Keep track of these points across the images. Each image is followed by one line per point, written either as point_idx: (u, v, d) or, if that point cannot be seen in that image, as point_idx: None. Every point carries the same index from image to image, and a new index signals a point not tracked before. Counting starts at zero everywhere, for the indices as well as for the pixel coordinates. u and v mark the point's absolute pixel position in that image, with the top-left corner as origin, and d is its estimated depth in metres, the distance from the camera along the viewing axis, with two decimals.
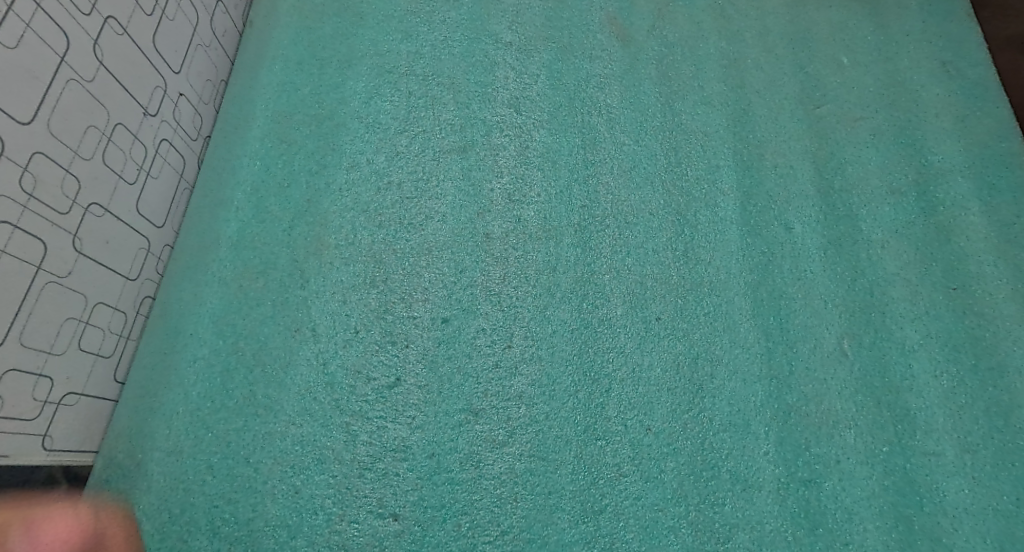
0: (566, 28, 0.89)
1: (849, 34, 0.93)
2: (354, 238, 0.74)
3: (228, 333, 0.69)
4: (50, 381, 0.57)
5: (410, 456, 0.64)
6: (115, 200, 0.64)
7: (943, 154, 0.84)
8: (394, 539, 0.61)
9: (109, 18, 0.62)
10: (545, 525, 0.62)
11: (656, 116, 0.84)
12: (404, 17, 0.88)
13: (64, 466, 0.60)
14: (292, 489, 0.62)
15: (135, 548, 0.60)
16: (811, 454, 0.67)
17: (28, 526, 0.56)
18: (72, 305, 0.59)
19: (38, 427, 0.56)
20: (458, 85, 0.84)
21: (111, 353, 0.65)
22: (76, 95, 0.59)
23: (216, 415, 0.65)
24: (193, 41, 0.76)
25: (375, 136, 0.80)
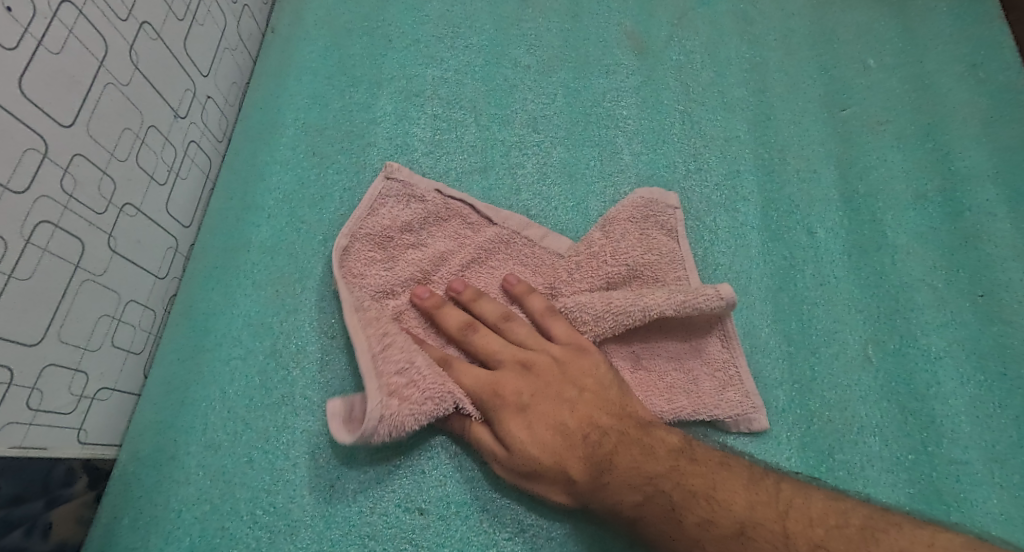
0: (583, 45, 0.89)
1: (872, 38, 0.92)
2: None
3: (267, 335, 0.70)
4: (85, 376, 0.59)
5: (435, 454, 0.65)
6: (147, 200, 0.66)
7: (968, 159, 0.83)
8: (421, 532, 0.62)
9: (144, 24, 0.64)
10: (564, 523, 0.63)
11: (675, 124, 0.84)
12: (427, 40, 0.87)
13: (85, 460, 0.61)
14: (327, 484, 0.63)
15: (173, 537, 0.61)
16: (835, 460, 0.67)
17: (50, 518, 0.58)
18: (106, 302, 0.61)
19: (73, 420, 0.59)
20: (479, 107, 0.83)
21: (142, 350, 0.67)
22: (113, 98, 0.61)
23: (254, 413, 0.66)
24: (221, 45, 0.79)
25: (403, 158, 0.80)
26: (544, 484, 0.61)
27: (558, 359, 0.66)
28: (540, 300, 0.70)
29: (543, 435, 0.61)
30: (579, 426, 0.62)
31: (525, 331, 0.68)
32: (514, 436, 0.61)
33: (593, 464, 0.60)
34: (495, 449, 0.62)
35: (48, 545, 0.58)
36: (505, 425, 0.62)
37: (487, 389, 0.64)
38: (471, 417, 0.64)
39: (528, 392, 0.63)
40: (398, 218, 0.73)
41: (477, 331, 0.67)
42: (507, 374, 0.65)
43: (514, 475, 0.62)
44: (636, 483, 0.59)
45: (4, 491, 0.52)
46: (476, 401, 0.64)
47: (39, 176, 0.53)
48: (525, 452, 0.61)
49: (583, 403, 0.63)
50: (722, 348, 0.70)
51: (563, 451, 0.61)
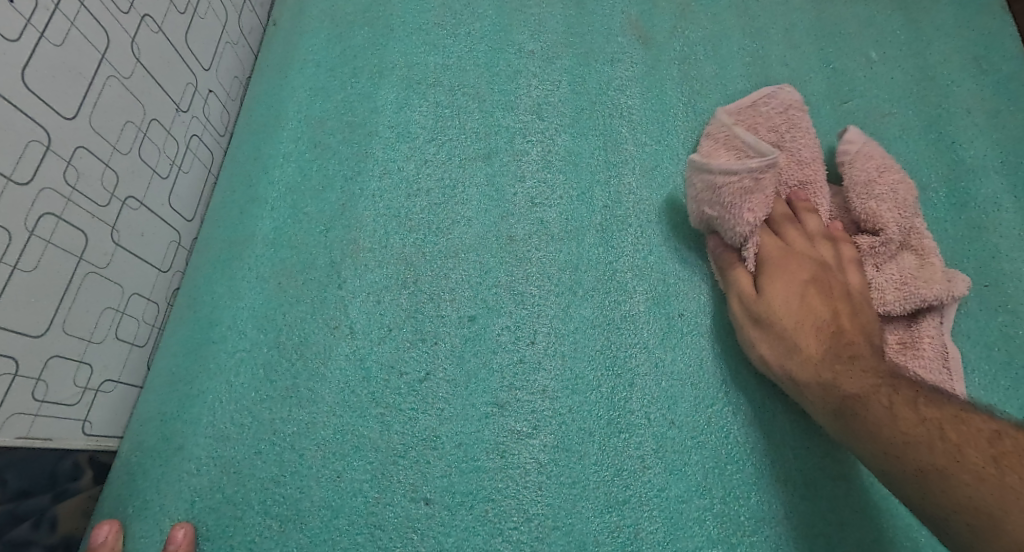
0: (587, 34, 0.88)
1: (877, 29, 0.92)
2: (387, 242, 0.74)
3: (269, 327, 0.70)
4: (89, 368, 0.60)
5: (439, 445, 0.65)
6: (149, 193, 0.66)
7: (974, 150, 0.83)
8: (426, 522, 0.62)
9: (146, 16, 0.65)
10: (569, 513, 0.63)
11: (678, 115, 0.84)
12: (430, 28, 0.87)
13: (91, 454, 0.62)
14: (333, 474, 0.64)
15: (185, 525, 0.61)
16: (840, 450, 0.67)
17: (57, 512, 0.59)
18: (110, 295, 0.62)
19: (78, 413, 0.60)
20: (482, 94, 0.83)
21: (145, 343, 0.68)
22: (116, 91, 0.61)
23: (260, 405, 0.66)
24: (223, 39, 0.79)
25: (405, 145, 0.80)
26: (770, 336, 0.65)
27: (857, 282, 0.68)
28: (851, 248, 0.71)
29: (798, 303, 0.64)
30: (846, 325, 0.63)
31: (832, 252, 0.69)
32: (775, 287, 0.66)
33: (832, 348, 0.61)
34: (749, 288, 0.68)
35: (54, 540, 0.59)
36: (771, 282, 0.67)
37: (775, 256, 0.68)
38: (744, 264, 0.70)
39: (807, 274, 0.66)
40: (771, 135, 0.76)
41: (792, 225, 0.71)
42: (796, 255, 0.68)
43: (748, 312, 0.67)
44: (869, 376, 0.59)
45: (12, 481, 0.54)
46: (760, 259, 0.69)
47: (43, 168, 0.53)
48: (773, 305, 0.65)
49: (854, 317, 0.63)
50: (942, 369, 0.66)
51: (810, 323, 0.63)
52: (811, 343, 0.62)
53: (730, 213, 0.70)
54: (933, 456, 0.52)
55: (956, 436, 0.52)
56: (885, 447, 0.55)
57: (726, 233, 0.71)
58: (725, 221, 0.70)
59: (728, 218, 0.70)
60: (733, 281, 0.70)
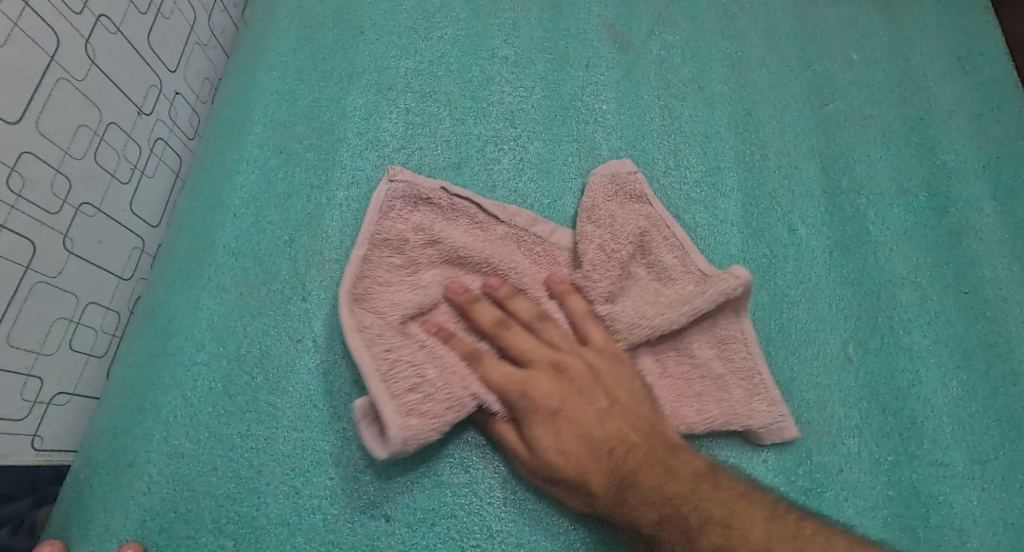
0: (562, 38, 0.86)
1: (858, 32, 0.91)
2: (353, 252, 0.72)
3: (228, 339, 0.68)
4: (39, 380, 0.58)
5: (402, 460, 0.63)
6: (108, 200, 0.65)
7: (955, 154, 0.82)
8: (387, 539, 0.61)
9: (102, 17, 0.62)
10: (534, 530, 0.62)
11: (654, 121, 0.82)
12: (402, 31, 0.85)
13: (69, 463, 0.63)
14: (292, 490, 0.62)
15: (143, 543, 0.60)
16: (813, 463, 0.66)
17: (37, 517, 0.60)
18: (64, 305, 0.60)
19: (27, 428, 0.58)
20: (453, 100, 0.81)
21: (104, 353, 0.66)
22: (67, 94, 0.59)
23: (218, 419, 0.65)
24: (190, 40, 0.77)
25: (373, 152, 0.78)
26: (564, 491, 0.59)
27: (556, 395, 0.60)
28: (575, 298, 0.67)
29: (570, 444, 0.59)
30: (603, 433, 0.59)
31: (558, 334, 0.65)
32: (539, 433, 0.59)
33: (615, 479, 0.58)
34: (521, 448, 0.61)
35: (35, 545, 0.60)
36: (533, 428, 0.60)
37: (516, 395, 0.60)
38: (495, 415, 0.62)
39: (551, 402, 0.60)
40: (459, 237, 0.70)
41: (508, 330, 0.64)
42: (539, 380, 0.61)
43: (535, 474, 0.60)
44: (653, 502, 0.57)
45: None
46: (505, 401, 0.61)
47: None
48: (550, 460, 0.58)
49: (614, 415, 0.60)
50: (745, 353, 0.68)
51: (592, 459, 0.58)
52: (591, 479, 0.58)
53: (438, 407, 0.60)
54: None
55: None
56: None
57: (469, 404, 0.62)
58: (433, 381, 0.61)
59: (450, 390, 0.61)
60: (506, 440, 0.62)
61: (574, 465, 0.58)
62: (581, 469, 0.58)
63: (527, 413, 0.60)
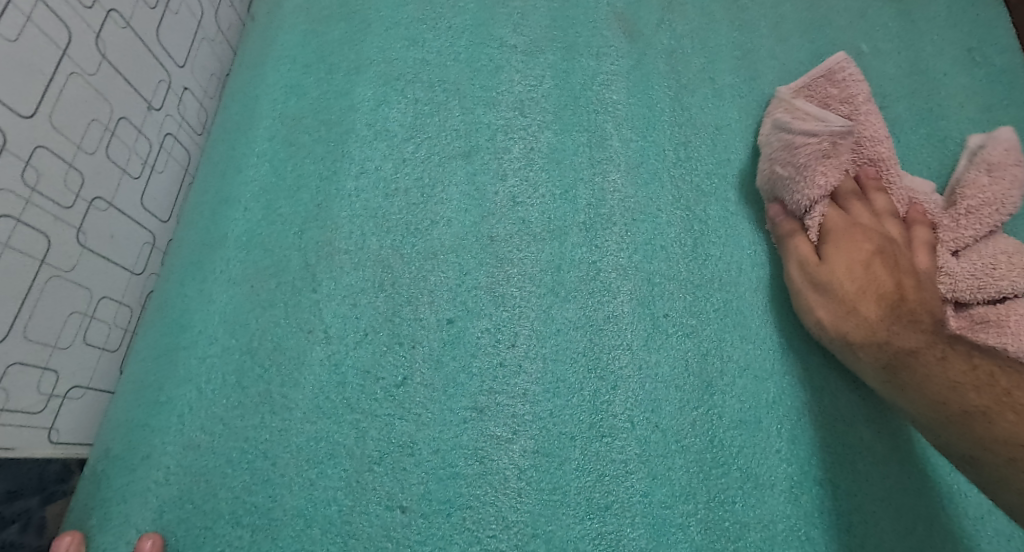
0: (571, 27, 0.86)
1: (867, 21, 0.90)
2: (363, 243, 0.72)
3: (240, 331, 0.68)
4: (55, 374, 0.59)
5: (416, 451, 0.64)
6: (120, 194, 0.65)
7: (966, 145, 0.82)
8: (402, 530, 0.61)
9: (112, 11, 0.62)
10: (551, 520, 0.62)
11: (664, 112, 0.82)
12: (411, 21, 0.85)
13: (79, 459, 0.63)
14: (308, 482, 0.62)
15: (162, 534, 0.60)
16: (826, 453, 0.66)
17: (45, 515, 0.60)
18: (78, 299, 0.60)
19: (44, 420, 0.59)
20: (463, 90, 0.81)
21: (118, 347, 0.67)
22: (79, 88, 0.59)
23: (231, 412, 0.65)
24: (197, 36, 0.77)
25: (382, 142, 0.78)
26: (828, 303, 0.67)
27: (874, 239, 0.68)
28: (925, 230, 0.70)
29: (859, 272, 0.66)
30: (910, 296, 0.63)
31: (896, 230, 0.70)
32: (836, 254, 0.68)
33: (890, 316, 0.63)
34: (810, 255, 0.70)
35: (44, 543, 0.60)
36: (836, 249, 0.69)
37: (839, 228, 0.70)
38: (806, 235, 0.72)
39: (864, 248, 0.67)
40: (840, 99, 0.77)
41: (859, 203, 0.72)
42: (863, 228, 0.69)
43: (807, 277, 0.69)
44: (923, 338, 0.62)
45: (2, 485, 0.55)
46: (823, 230, 0.71)
47: None
48: (833, 274, 0.67)
49: (919, 288, 0.64)
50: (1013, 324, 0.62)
51: (869, 291, 0.65)
52: (866, 310, 0.64)
53: (790, 161, 0.73)
54: (990, 403, 0.57)
55: (992, 390, 0.57)
56: (941, 400, 0.60)
57: (789, 204, 0.74)
58: (795, 185, 0.73)
59: (789, 183, 0.73)
60: (795, 247, 0.71)
61: (854, 290, 0.65)
62: (851, 302, 0.65)
63: (828, 240, 0.70)
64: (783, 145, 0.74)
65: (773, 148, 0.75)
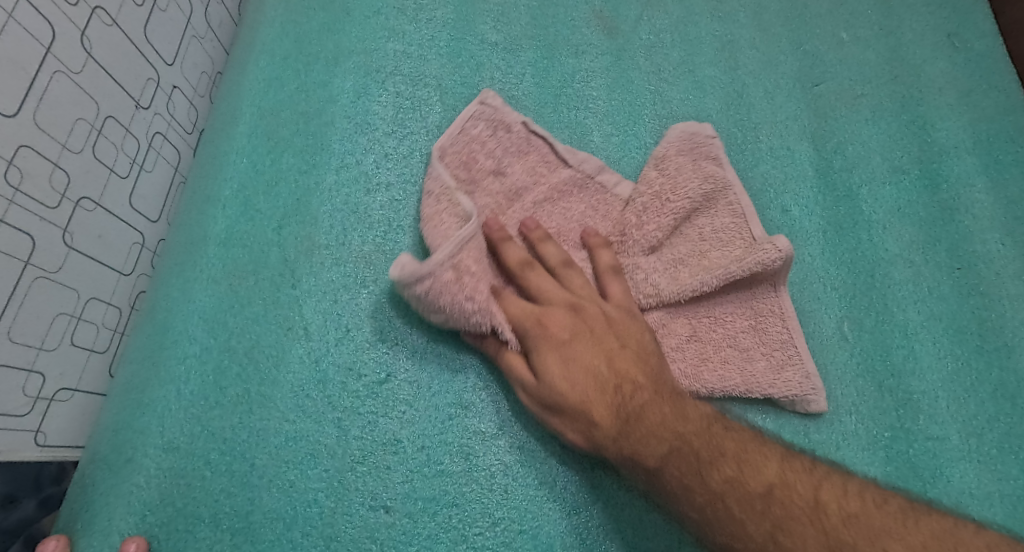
0: (550, 24, 0.86)
1: (848, 10, 0.90)
2: (345, 240, 0.72)
3: (220, 332, 0.68)
4: (42, 376, 0.58)
5: (400, 450, 0.63)
6: (107, 194, 0.64)
7: (946, 130, 0.82)
8: (386, 531, 0.61)
9: (98, 8, 0.62)
10: (537, 516, 0.62)
11: (645, 106, 0.82)
12: (390, 16, 0.84)
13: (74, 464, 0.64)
14: (288, 483, 0.62)
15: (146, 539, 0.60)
16: (809, 440, 0.67)
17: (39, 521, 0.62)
18: (65, 300, 0.60)
19: (31, 423, 0.58)
20: (444, 87, 0.81)
21: (106, 349, 0.66)
22: (64, 87, 0.58)
23: (212, 413, 0.64)
24: (187, 33, 0.76)
25: (363, 138, 0.78)
26: (564, 421, 0.61)
27: (570, 329, 0.63)
28: (608, 257, 0.70)
29: (576, 372, 0.61)
30: (619, 370, 0.61)
31: (582, 285, 0.67)
32: (545, 364, 0.61)
33: (618, 409, 0.59)
34: (526, 373, 0.62)
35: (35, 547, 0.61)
36: (542, 358, 0.61)
37: (531, 330, 0.62)
38: (507, 346, 0.64)
39: (545, 350, 0.61)
40: (501, 160, 0.73)
41: (536, 271, 0.66)
42: (552, 312, 0.63)
43: (535, 400, 0.62)
44: (662, 430, 0.58)
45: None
46: (519, 335, 0.63)
47: None
48: (554, 387, 0.60)
49: (624, 356, 0.62)
50: (781, 328, 0.68)
51: (595, 389, 0.60)
52: (597, 411, 0.59)
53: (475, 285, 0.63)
54: (749, 513, 0.52)
55: (756, 506, 0.52)
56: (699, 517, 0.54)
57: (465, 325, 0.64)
58: (453, 304, 0.62)
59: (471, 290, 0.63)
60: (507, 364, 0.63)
61: (581, 399, 0.60)
62: (582, 405, 0.60)
63: (529, 352, 0.62)
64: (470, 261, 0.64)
65: (443, 277, 0.62)
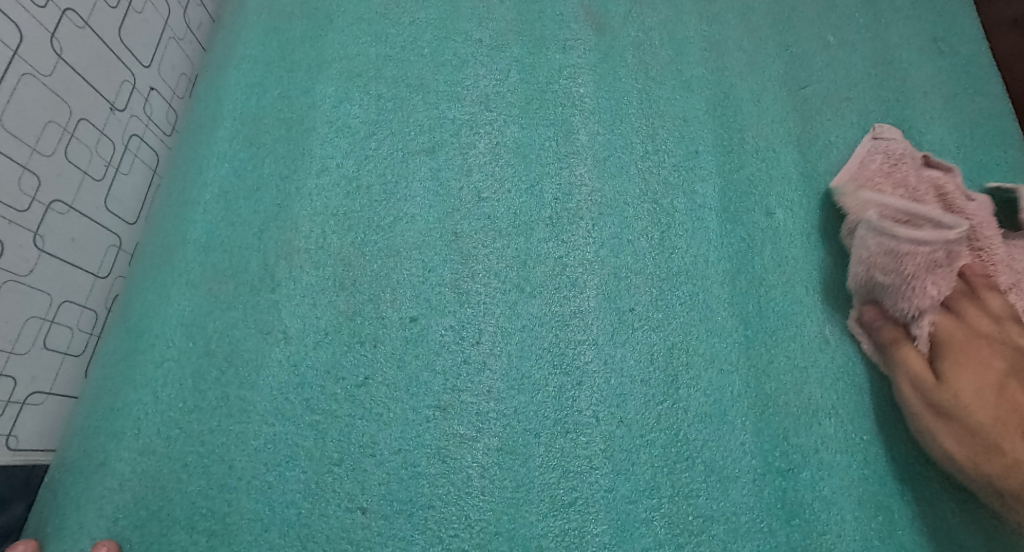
0: (538, 21, 0.85)
1: (836, 13, 0.90)
2: (324, 242, 0.72)
3: (198, 335, 0.67)
4: (13, 380, 0.58)
5: (378, 452, 0.63)
6: (81, 196, 0.64)
7: (930, 135, 0.82)
8: (363, 533, 0.60)
9: (68, 10, 0.61)
10: (513, 518, 0.61)
11: (631, 105, 0.82)
12: (375, 17, 0.84)
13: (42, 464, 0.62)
14: (265, 485, 0.62)
15: (117, 541, 0.60)
16: (789, 444, 0.66)
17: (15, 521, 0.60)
18: (36, 304, 0.59)
19: (3, 427, 0.57)
20: (428, 86, 0.80)
21: (80, 351, 0.66)
22: (33, 90, 0.58)
23: (189, 416, 0.64)
24: (164, 34, 0.75)
25: (344, 139, 0.77)
26: (952, 431, 0.60)
27: (1009, 362, 0.61)
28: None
29: (994, 399, 0.59)
30: None
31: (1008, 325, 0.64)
32: (961, 376, 0.61)
33: None
34: (926, 374, 0.63)
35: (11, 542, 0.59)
36: (961, 372, 0.61)
37: (983, 354, 0.62)
38: (914, 344, 0.65)
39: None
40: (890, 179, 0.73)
41: (971, 302, 0.66)
42: (990, 342, 0.62)
43: (931, 403, 0.62)
44: None
45: None
46: (946, 341, 0.64)
47: None
48: (963, 400, 0.60)
49: None
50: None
51: (1013, 425, 0.58)
52: (1012, 454, 0.57)
53: (895, 269, 0.66)
54: None
55: None
56: None
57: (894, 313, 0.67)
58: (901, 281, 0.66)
59: (893, 294, 0.67)
60: (906, 363, 0.64)
61: (998, 428, 0.58)
62: (999, 431, 0.58)
63: (952, 362, 0.62)
64: (883, 251, 0.67)
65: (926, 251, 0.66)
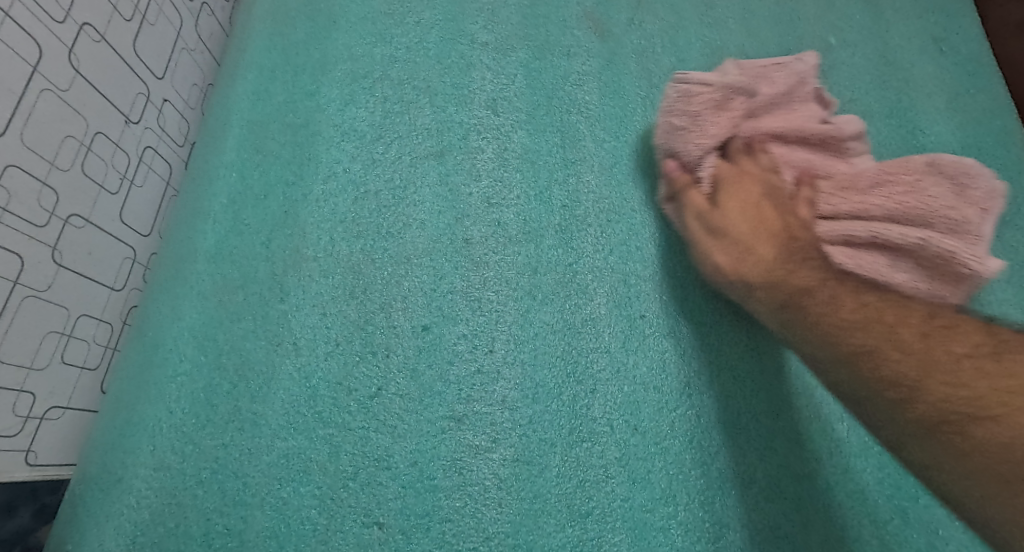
0: (543, 26, 0.85)
1: (836, 15, 0.91)
2: (333, 251, 0.72)
3: (210, 348, 0.67)
4: (33, 395, 0.59)
5: (392, 465, 0.63)
6: (97, 210, 0.64)
7: (934, 133, 0.83)
8: (380, 547, 0.60)
9: (86, 25, 0.61)
10: (531, 530, 0.61)
11: (637, 112, 0.82)
12: (378, 19, 0.84)
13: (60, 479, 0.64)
14: (279, 501, 0.62)
15: None
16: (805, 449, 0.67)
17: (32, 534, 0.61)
18: (56, 318, 0.60)
19: (22, 443, 0.58)
20: (432, 89, 0.80)
21: (97, 366, 0.67)
22: (52, 105, 0.58)
23: (202, 431, 0.64)
24: (178, 46, 0.76)
25: (350, 144, 0.77)
26: (719, 248, 0.66)
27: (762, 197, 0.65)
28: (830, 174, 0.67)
29: (751, 215, 0.65)
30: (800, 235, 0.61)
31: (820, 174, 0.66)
32: (728, 200, 0.67)
33: (776, 264, 0.61)
34: (704, 204, 0.69)
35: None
36: (727, 199, 0.67)
37: (735, 181, 0.68)
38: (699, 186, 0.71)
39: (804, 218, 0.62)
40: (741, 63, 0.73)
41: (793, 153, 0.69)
42: (749, 176, 0.68)
43: (705, 226, 0.68)
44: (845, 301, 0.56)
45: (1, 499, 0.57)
46: (721, 180, 0.70)
47: None
48: (726, 217, 0.66)
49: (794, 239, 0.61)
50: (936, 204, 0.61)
51: (764, 232, 0.63)
52: (763, 262, 0.61)
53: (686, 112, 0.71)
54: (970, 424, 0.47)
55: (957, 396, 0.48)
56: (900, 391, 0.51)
57: (682, 157, 0.72)
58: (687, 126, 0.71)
59: (684, 139, 0.71)
60: (688, 200, 0.70)
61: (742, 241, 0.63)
62: (748, 245, 0.63)
63: (727, 193, 0.68)
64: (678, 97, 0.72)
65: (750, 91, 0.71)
